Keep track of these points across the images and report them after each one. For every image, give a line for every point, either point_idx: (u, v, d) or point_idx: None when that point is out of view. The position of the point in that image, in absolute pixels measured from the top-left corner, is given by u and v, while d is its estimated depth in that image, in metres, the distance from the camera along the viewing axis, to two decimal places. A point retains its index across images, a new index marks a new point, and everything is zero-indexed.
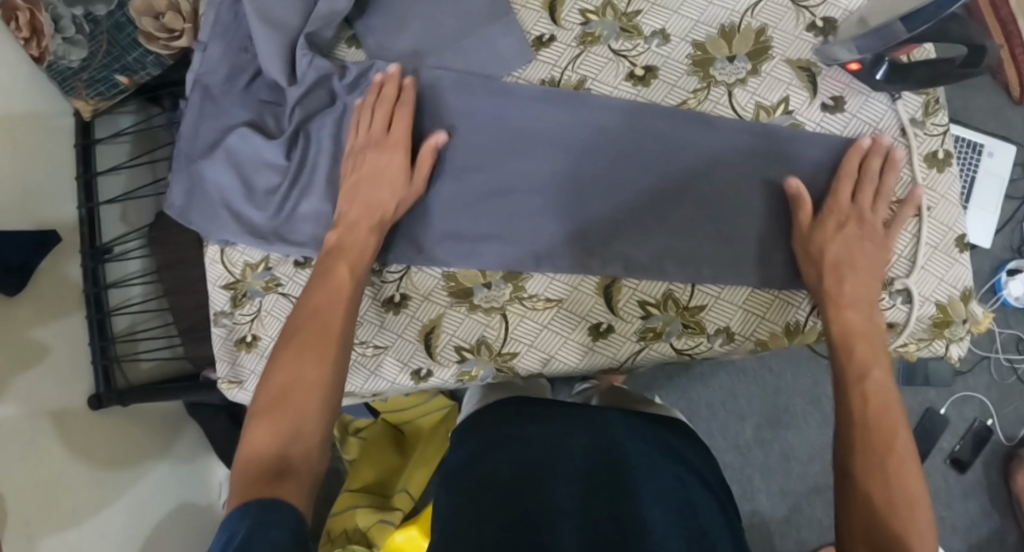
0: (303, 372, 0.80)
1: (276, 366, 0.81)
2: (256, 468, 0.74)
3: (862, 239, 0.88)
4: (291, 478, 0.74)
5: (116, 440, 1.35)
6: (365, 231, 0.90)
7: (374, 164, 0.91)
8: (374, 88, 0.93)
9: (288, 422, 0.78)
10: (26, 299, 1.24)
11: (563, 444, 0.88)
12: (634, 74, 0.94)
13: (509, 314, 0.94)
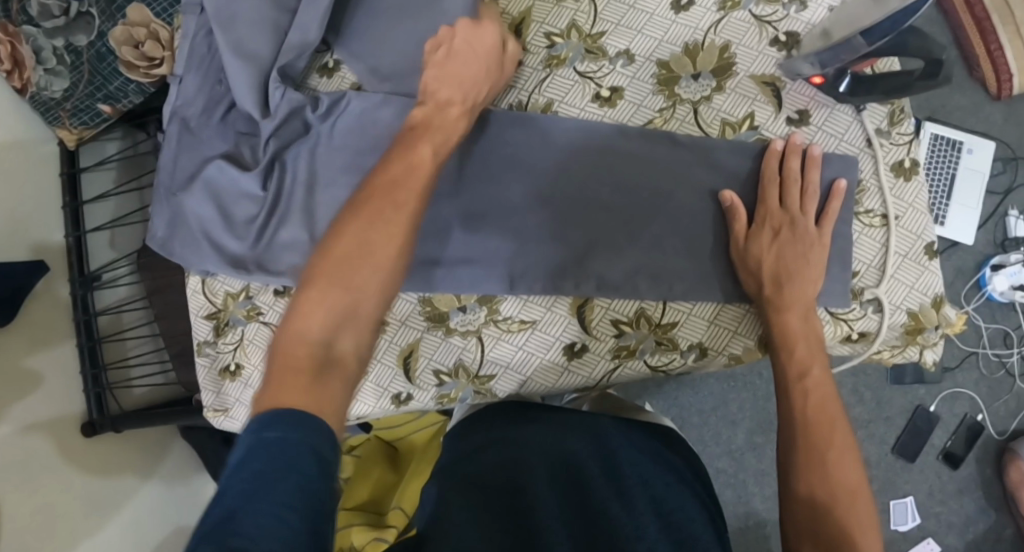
0: (370, 252, 0.77)
1: (342, 231, 0.78)
2: (303, 352, 0.72)
3: (795, 245, 0.89)
4: (334, 372, 0.72)
5: (118, 459, 1.48)
6: (451, 114, 0.88)
7: (459, 67, 0.90)
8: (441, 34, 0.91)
9: (343, 302, 0.75)
10: (20, 327, 1.37)
11: (561, 448, 0.88)
12: (600, 95, 0.95)
13: (485, 337, 0.96)
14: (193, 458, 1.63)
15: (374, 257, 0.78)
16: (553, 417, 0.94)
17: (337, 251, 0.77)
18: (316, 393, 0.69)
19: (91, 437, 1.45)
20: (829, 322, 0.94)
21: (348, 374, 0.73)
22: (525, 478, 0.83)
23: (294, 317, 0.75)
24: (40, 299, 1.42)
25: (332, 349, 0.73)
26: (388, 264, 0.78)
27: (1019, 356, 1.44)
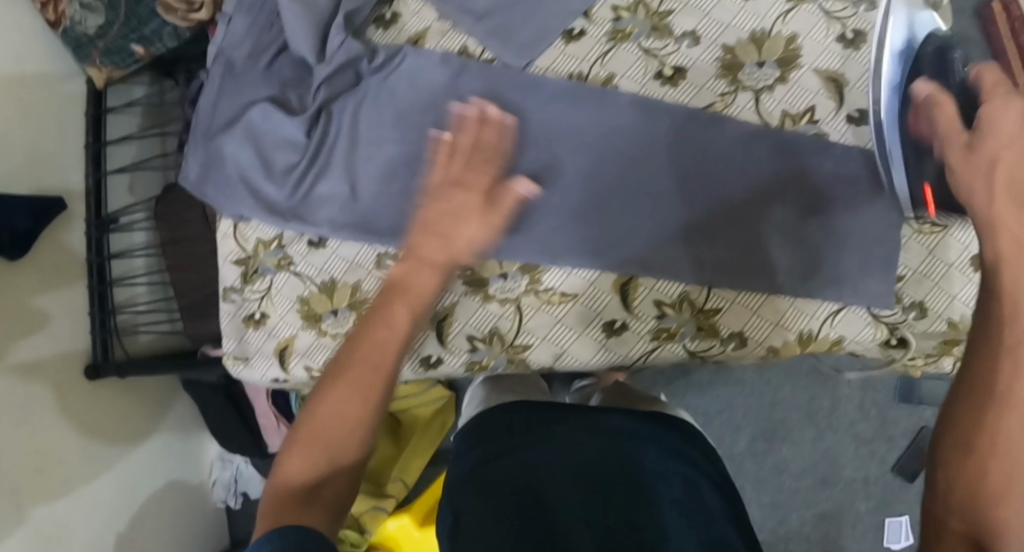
0: (348, 406, 0.79)
1: (319, 394, 0.80)
2: (286, 499, 0.74)
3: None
4: (316, 512, 0.74)
5: (115, 411, 1.45)
6: (438, 262, 0.85)
7: (457, 205, 0.85)
8: (466, 123, 0.87)
9: (323, 455, 0.78)
10: (27, 265, 1.33)
11: (574, 448, 0.82)
12: (663, 73, 0.94)
13: (523, 306, 0.94)
14: (193, 415, 1.63)
15: (349, 416, 0.79)
16: (564, 417, 0.87)
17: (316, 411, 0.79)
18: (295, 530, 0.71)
19: (94, 380, 1.42)
20: (870, 324, 0.93)
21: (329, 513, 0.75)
22: (542, 488, 0.79)
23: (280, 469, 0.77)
24: (57, 237, 1.40)
25: (315, 493, 0.76)
26: (361, 419, 0.79)
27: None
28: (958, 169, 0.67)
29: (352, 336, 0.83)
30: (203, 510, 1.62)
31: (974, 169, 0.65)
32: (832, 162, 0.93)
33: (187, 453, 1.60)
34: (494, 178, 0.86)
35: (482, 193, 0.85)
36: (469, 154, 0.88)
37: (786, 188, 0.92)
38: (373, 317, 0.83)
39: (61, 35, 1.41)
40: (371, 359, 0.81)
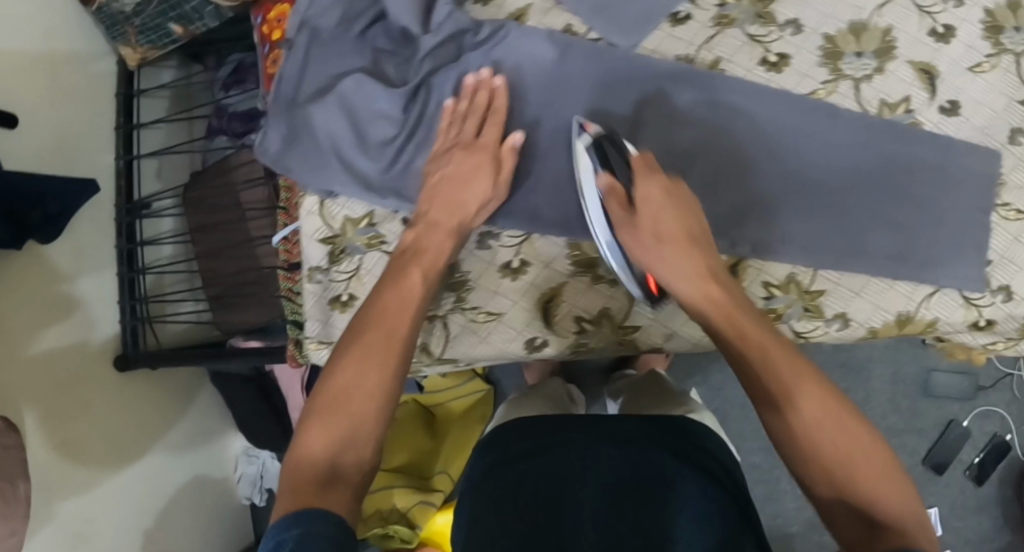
0: (366, 375, 0.77)
1: (336, 361, 0.78)
2: (309, 478, 0.71)
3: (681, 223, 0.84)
4: (339, 493, 0.71)
5: (140, 404, 1.39)
6: (445, 233, 0.89)
7: (458, 168, 0.90)
8: (467, 91, 0.93)
9: (344, 429, 0.75)
10: (54, 250, 1.26)
11: (589, 453, 0.86)
12: (767, 60, 0.96)
13: (633, 287, 0.94)
14: (220, 409, 1.57)
15: (371, 380, 0.77)
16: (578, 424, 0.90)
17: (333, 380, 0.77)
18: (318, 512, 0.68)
19: (122, 371, 1.36)
20: (962, 306, 0.96)
21: (354, 492, 0.72)
22: (560, 494, 0.82)
23: (300, 447, 0.74)
24: (87, 220, 1.33)
25: (338, 470, 0.72)
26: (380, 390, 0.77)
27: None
28: (626, 228, 0.85)
29: (365, 308, 0.82)
30: (228, 507, 1.57)
31: (630, 232, 0.85)
32: (929, 149, 0.96)
33: (210, 449, 1.53)
34: (494, 144, 0.91)
35: (489, 157, 0.91)
36: (485, 117, 0.93)
37: (882, 172, 0.96)
38: (387, 283, 0.84)
39: (94, 12, 1.33)
40: (384, 327, 0.80)
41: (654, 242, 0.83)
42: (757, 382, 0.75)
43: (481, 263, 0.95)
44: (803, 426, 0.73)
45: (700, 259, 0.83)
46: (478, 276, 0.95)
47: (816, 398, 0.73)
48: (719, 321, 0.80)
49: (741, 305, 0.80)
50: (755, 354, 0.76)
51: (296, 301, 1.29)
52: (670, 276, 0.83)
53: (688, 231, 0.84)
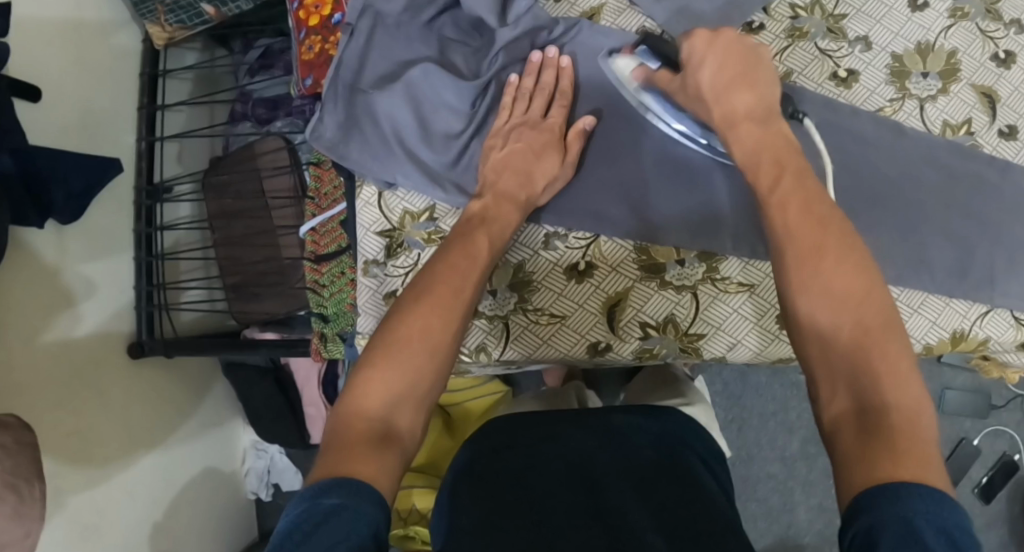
0: (428, 331, 0.76)
1: (400, 315, 0.77)
2: (358, 432, 0.71)
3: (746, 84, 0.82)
4: (387, 454, 0.70)
5: (151, 393, 1.34)
6: (513, 206, 0.88)
7: (529, 142, 0.90)
8: (533, 69, 0.94)
9: (399, 388, 0.74)
10: (74, 232, 1.22)
11: (571, 448, 0.85)
12: (837, 74, 0.97)
13: (700, 294, 0.93)
14: (230, 400, 1.53)
15: (430, 340, 0.76)
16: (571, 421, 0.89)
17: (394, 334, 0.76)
18: (364, 472, 0.67)
19: (137, 358, 1.31)
20: (1013, 326, 0.98)
21: (402, 454, 0.71)
22: (535, 485, 0.80)
23: (352, 397, 0.73)
24: (107, 203, 1.28)
25: (388, 429, 0.72)
26: (439, 346, 0.77)
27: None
28: (682, 98, 0.87)
29: (428, 265, 0.82)
30: (236, 503, 1.53)
31: (691, 99, 0.85)
32: (989, 169, 0.98)
33: (219, 440, 1.49)
34: (563, 122, 0.92)
35: (555, 138, 0.91)
36: (551, 98, 0.93)
37: (943, 191, 0.97)
38: (454, 243, 0.83)
39: None
40: (449, 286, 0.80)
41: (711, 103, 0.83)
42: (799, 240, 0.73)
43: (545, 263, 0.94)
44: (815, 295, 0.70)
45: (762, 112, 0.81)
46: (542, 276, 0.94)
47: (858, 270, 0.71)
48: (754, 177, 0.78)
49: (801, 166, 0.77)
50: (794, 214, 0.74)
51: (321, 293, 1.26)
52: (734, 132, 0.81)
53: (757, 90, 0.82)
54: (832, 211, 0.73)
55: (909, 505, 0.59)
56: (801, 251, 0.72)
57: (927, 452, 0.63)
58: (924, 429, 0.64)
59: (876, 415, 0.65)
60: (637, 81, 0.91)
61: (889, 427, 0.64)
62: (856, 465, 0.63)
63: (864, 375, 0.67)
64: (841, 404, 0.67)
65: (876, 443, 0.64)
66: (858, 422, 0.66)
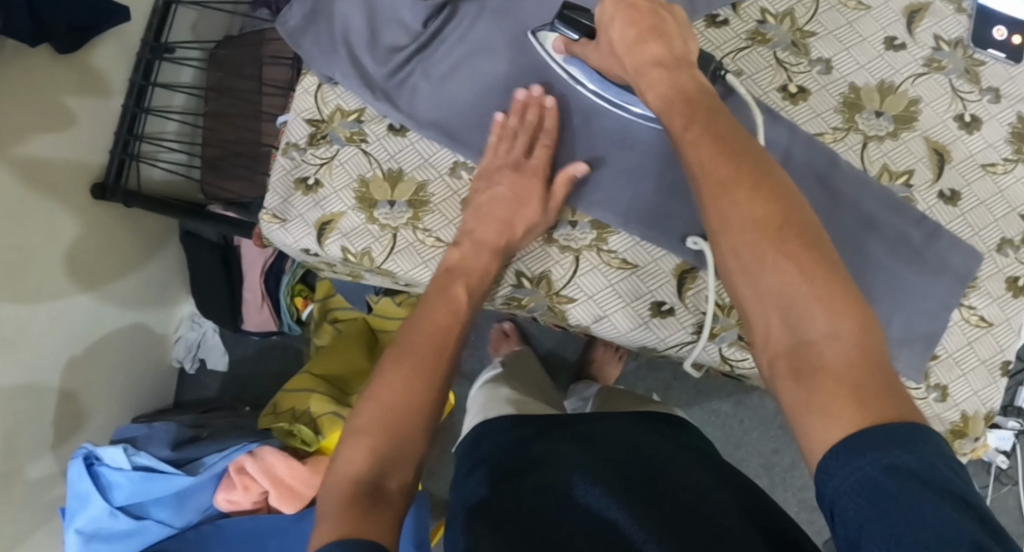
0: (409, 390, 0.81)
1: (380, 378, 0.82)
2: (349, 494, 0.73)
3: (658, 36, 0.83)
4: (381, 515, 0.72)
5: (103, 235, 1.40)
6: (488, 255, 0.91)
7: (509, 188, 0.91)
8: (517, 108, 0.92)
9: (387, 449, 0.77)
10: (68, 62, 1.27)
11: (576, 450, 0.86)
12: (787, 89, 0.95)
13: (582, 260, 0.93)
14: (179, 270, 1.59)
15: (410, 399, 0.81)
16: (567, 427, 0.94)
17: (377, 397, 0.81)
18: (364, 533, 0.70)
19: (98, 199, 1.37)
20: None
21: (394, 514, 0.74)
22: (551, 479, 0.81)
23: (342, 464, 0.76)
24: (109, 46, 1.33)
25: (378, 489, 0.74)
26: (421, 403, 0.81)
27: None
28: (596, 60, 0.88)
29: (410, 326, 0.86)
30: (159, 362, 1.59)
31: (605, 59, 0.87)
32: (914, 226, 0.94)
33: (162, 303, 1.56)
34: (548, 165, 0.92)
35: (539, 181, 0.91)
36: (534, 138, 0.92)
37: (865, 237, 0.94)
38: (437, 300, 0.88)
39: None
40: (429, 344, 0.85)
41: (627, 56, 0.84)
42: (715, 175, 0.75)
43: (446, 190, 0.97)
44: (737, 230, 0.73)
45: (672, 59, 0.82)
46: (438, 201, 0.97)
47: (765, 196, 0.73)
48: (668, 121, 0.80)
49: (714, 105, 0.79)
50: (708, 151, 0.76)
51: None
52: (645, 80, 0.82)
53: (667, 41, 0.83)
54: (745, 143, 0.76)
55: (879, 457, 0.63)
56: (714, 187, 0.74)
57: (872, 376, 0.66)
58: (864, 355, 0.67)
59: (811, 350, 0.68)
60: (561, 53, 0.92)
61: (825, 363, 0.68)
62: (814, 417, 0.67)
63: (792, 308, 0.70)
64: (779, 339, 0.71)
65: (821, 386, 0.67)
66: (794, 363, 0.69)
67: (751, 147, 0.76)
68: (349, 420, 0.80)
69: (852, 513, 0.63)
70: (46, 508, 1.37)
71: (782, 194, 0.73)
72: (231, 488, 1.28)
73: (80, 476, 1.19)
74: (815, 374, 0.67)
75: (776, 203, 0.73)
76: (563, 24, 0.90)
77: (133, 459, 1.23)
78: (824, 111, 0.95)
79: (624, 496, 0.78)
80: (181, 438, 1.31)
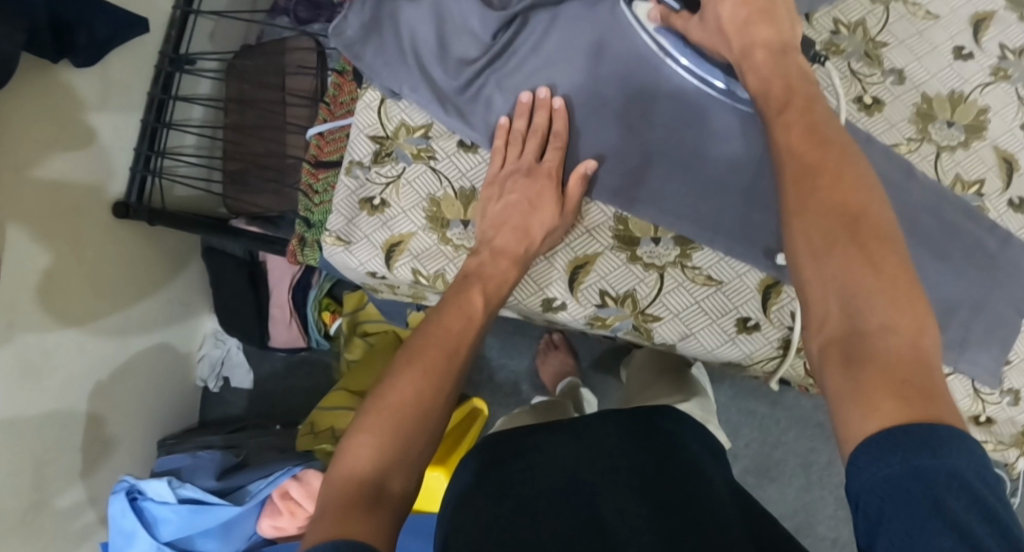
0: (418, 394, 0.81)
1: (392, 382, 0.82)
2: (351, 492, 0.74)
3: (764, 21, 0.83)
4: (378, 514, 0.73)
5: (126, 255, 1.34)
6: (508, 263, 0.91)
7: (523, 192, 0.91)
8: (523, 109, 0.92)
9: (391, 450, 0.78)
10: (90, 76, 1.20)
11: (573, 469, 0.90)
12: (862, 100, 0.95)
13: (666, 277, 0.92)
14: (200, 285, 1.54)
15: (418, 402, 0.81)
16: (554, 434, 0.95)
17: (386, 398, 0.81)
18: (360, 530, 0.71)
19: (120, 219, 1.30)
20: (969, 396, 0.96)
21: (393, 514, 0.74)
22: (554, 500, 0.86)
23: (347, 459, 0.77)
24: (130, 56, 1.26)
25: (381, 488, 0.75)
26: (429, 408, 0.81)
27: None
28: (698, 35, 0.87)
29: (425, 326, 0.87)
30: (184, 383, 1.54)
31: (708, 34, 0.86)
32: (987, 235, 0.95)
33: (184, 321, 1.51)
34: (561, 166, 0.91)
35: (552, 185, 0.91)
36: (545, 141, 0.92)
37: (941, 248, 0.94)
38: (450, 308, 0.87)
39: None
40: (441, 348, 0.85)
41: (732, 36, 0.84)
42: (804, 159, 0.75)
43: None
44: (814, 215, 0.72)
45: (780, 44, 0.83)
46: None
47: (854, 188, 0.72)
48: (764, 103, 0.81)
49: (811, 93, 0.80)
50: (798, 136, 0.76)
51: (311, 198, 1.26)
52: (750, 61, 0.83)
53: (776, 25, 0.83)
54: (838, 134, 0.76)
55: (908, 457, 0.60)
56: (805, 164, 0.74)
57: (924, 382, 0.63)
58: (924, 359, 0.65)
59: (865, 339, 0.66)
60: (653, 24, 0.91)
61: (879, 352, 0.65)
62: (853, 407, 0.64)
63: (854, 294, 0.68)
64: (834, 327, 0.68)
65: (868, 382, 0.64)
66: (846, 353, 0.67)
67: (841, 141, 0.76)
68: (357, 417, 0.81)
69: (874, 509, 0.61)
70: (74, 537, 1.32)
71: (870, 193, 0.73)
72: (277, 513, 1.20)
73: (124, 512, 1.13)
74: (871, 360, 0.65)
75: (861, 196, 0.72)
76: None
77: (178, 491, 1.16)
78: (899, 120, 0.95)
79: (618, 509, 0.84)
80: (227, 467, 1.26)
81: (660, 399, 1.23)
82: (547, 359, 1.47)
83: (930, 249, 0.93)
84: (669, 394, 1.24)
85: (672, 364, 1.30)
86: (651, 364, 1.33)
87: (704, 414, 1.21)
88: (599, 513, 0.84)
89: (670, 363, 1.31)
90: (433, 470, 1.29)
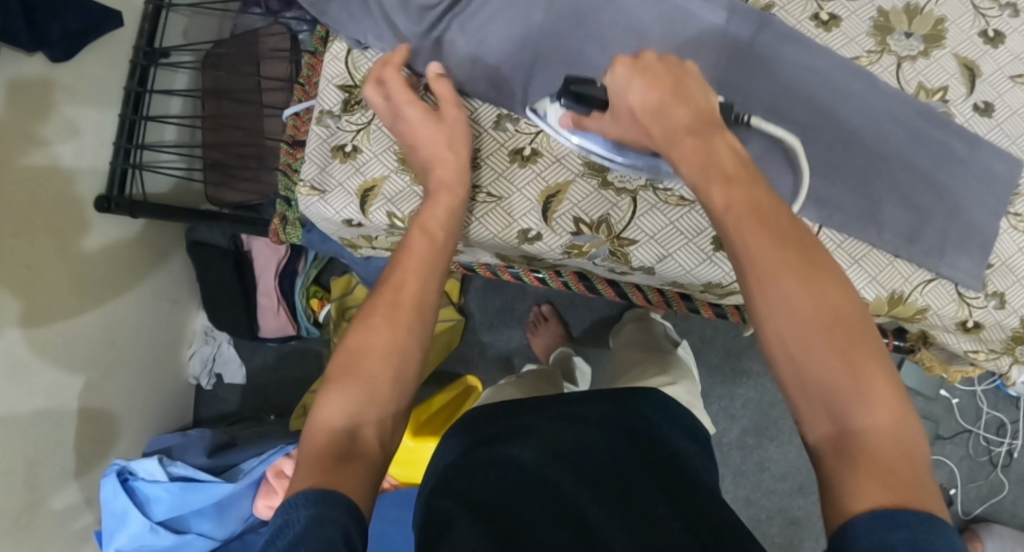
0: (376, 337, 0.81)
1: (352, 330, 0.82)
2: (324, 445, 0.75)
3: (676, 106, 0.80)
4: (354, 466, 0.73)
5: (113, 252, 1.35)
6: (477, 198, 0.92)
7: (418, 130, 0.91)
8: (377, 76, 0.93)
9: (363, 396, 0.78)
10: (67, 71, 1.21)
11: (549, 443, 0.85)
12: (819, 17, 0.97)
13: (639, 200, 0.93)
14: (187, 282, 1.55)
15: (385, 346, 0.81)
16: (541, 418, 0.90)
17: (350, 346, 0.81)
18: (336, 483, 0.71)
19: (102, 213, 1.30)
20: (954, 301, 0.95)
21: (370, 463, 0.74)
22: (532, 474, 0.81)
23: (318, 414, 0.78)
24: (105, 51, 1.28)
25: (355, 440, 0.76)
26: (389, 348, 0.81)
27: (1008, 449, 1.41)
28: (615, 131, 0.86)
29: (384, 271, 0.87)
30: (176, 382, 1.55)
31: (626, 128, 0.84)
32: (956, 138, 0.95)
33: (174, 318, 1.52)
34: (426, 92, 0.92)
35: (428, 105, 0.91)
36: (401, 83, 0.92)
37: (908, 153, 0.95)
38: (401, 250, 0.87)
39: None
40: (395, 284, 0.85)
41: (652, 124, 0.81)
42: (762, 264, 0.70)
43: (492, 142, 0.96)
44: (788, 323, 0.68)
45: (700, 124, 0.79)
46: (486, 154, 0.96)
47: (821, 290, 0.69)
48: (705, 197, 0.75)
49: (752, 177, 0.74)
50: (753, 230, 0.71)
51: (291, 177, 1.18)
52: (679, 149, 0.78)
53: (689, 104, 0.80)
54: (795, 227, 0.71)
55: (886, 535, 0.60)
56: (762, 274, 0.70)
57: (907, 468, 0.64)
58: (902, 440, 0.65)
59: (852, 437, 0.66)
60: (567, 127, 0.90)
61: (866, 450, 0.65)
62: (845, 490, 0.64)
63: (835, 397, 0.67)
64: (823, 427, 0.67)
65: (859, 473, 0.64)
66: (838, 448, 0.66)
67: (797, 230, 0.71)
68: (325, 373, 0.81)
69: None
70: (72, 538, 1.30)
71: (836, 277, 0.70)
72: (271, 493, 1.19)
73: (116, 494, 1.12)
74: (864, 459, 0.64)
75: (828, 293, 0.69)
76: (569, 99, 0.86)
77: (170, 469, 1.16)
78: (858, 33, 0.97)
79: (598, 499, 0.78)
80: (217, 445, 1.26)
81: (646, 378, 1.19)
82: (538, 332, 1.46)
83: (898, 156, 0.95)
84: (654, 371, 1.21)
85: (655, 342, 1.30)
86: (635, 341, 1.31)
87: (690, 396, 1.19)
88: (578, 503, 0.77)
89: (653, 341, 1.31)
90: (427, 442, 1.29)
